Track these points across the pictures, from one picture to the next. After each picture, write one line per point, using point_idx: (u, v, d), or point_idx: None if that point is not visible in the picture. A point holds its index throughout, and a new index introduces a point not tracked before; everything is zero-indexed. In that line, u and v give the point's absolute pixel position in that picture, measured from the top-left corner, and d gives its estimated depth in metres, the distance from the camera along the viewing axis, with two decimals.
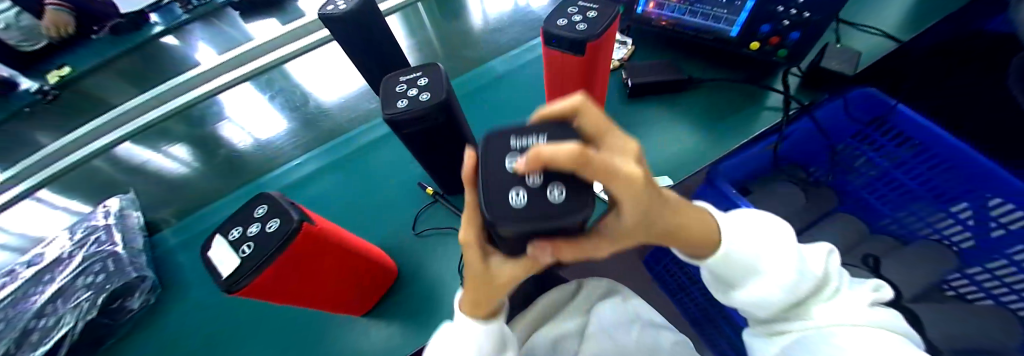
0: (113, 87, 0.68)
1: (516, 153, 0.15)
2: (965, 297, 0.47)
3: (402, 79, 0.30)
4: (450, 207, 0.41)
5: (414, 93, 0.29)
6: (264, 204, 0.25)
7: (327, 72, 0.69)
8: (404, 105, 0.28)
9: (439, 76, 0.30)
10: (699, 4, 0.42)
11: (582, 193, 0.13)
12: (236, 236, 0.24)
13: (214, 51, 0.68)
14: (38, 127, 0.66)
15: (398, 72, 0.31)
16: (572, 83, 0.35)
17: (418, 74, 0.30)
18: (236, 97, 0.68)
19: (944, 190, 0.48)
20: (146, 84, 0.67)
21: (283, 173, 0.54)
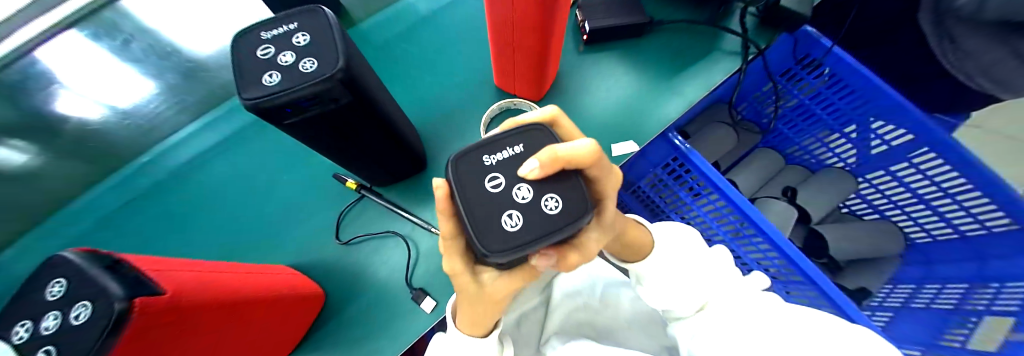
0: None
1: (495, 174, 0.15)
2: (855, 212, 0.58)
3: (263, 36, 0.19)
4: (382, 203, 0.33)
5: (288, 59, 0.18)
6: (62, 276, 0.15)
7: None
8: (275, 83, 0.17)
9: (327, 28, 0.19)
10: None
11: (572, 198, 0.15)
12: (22, 338, 0.14)
13: None
14: None
15: (256, 26, 0.19)
16: (522, 31, 0.27)
17: (288, 25, 0.19)
18: None
19: (842, 115, 0.52)
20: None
21: (130, 176, 0.38)
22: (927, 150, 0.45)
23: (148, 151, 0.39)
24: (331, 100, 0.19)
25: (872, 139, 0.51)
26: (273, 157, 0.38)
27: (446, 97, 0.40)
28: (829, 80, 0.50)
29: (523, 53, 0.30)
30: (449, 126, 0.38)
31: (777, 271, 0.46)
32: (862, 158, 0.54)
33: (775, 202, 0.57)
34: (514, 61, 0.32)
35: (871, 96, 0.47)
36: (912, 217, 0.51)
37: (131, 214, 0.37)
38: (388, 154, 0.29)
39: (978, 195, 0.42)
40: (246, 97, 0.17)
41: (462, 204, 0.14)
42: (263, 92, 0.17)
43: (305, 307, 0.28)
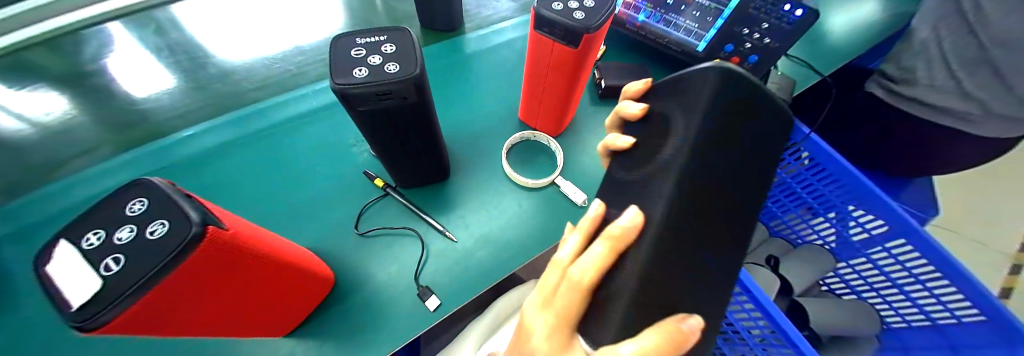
0: None
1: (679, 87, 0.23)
2: (834, 291, 0.61)
3: (359, 40, 0.23)
4: (405, 202, 0.36)
5: (375, 61, 0.22)
6: (144, 197, 0.17)
7: (227, 17, 0.53)
8: (363, 75, 0.21)
9: (409, 44, 0.24)
10: (673, 15, 0.43)
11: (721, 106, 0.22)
12: (93, 245, 0.16)
13: None
14: None
15: (352, 32, 0.24)
16: (557, 75, 0.33)
17: (380, 36, 0.24)
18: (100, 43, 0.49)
19: (823, 197, 0.56)
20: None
21: (168, 146, 0.40)
22: (902, 241, 0.47)
23: (192, 127, 0.42)
24: (402, 98, 0.23)
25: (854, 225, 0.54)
26: (304, 147, 0.41)
27: (475, 120, 0.44)
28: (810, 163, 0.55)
29: (554, 95, 0.36)
30: (473, 146, 0.42)
31: (767, 341, 0.43)
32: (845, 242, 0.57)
33: (760, 269, 0.59)
34: (542, 98, 0.38)
35: (844, 182, 0.51)
36: (881, 294, 0.53)
37: None
38: (422, 158, 0.32)
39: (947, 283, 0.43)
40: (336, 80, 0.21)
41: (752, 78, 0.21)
42: (349, 81, 0.21)
43: (313, 288, 0.28)
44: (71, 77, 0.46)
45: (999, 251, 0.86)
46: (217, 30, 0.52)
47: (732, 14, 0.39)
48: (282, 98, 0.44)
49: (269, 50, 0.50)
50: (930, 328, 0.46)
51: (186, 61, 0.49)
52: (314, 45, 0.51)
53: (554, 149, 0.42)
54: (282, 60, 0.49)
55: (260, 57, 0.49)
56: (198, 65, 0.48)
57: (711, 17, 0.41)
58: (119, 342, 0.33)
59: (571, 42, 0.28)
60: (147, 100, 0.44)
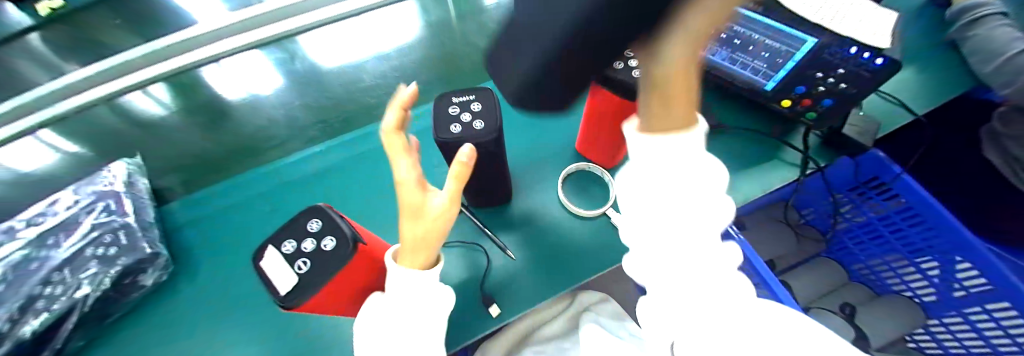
0: (109, 29, 0.60)
1: None
2: (923, 349, 0.53)
3: (455, 99, 0.30)
4: (473, 219, 0.42)
5: (467, 118, 0.28)
6: (317, 218, 0.26)
7: (335, 43, 0.63)
8: (458, 131, 0.27)
9: (493, 103, 0.29)
10: (741, 54, 0.43)
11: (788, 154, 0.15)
12: (290, 250, 0.24)
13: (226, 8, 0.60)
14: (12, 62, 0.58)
15: (450, 92, 0.30)
16: (615, 118, 0.36)
17: (471, 95, 0.30)
18: (241, 64, 0.62)
19: (911, 242, 0.50)
20: (76, 43, 0.60)
21: (298, 159, 0.51)
22: (1005, 304, 0.41)
23: (315, 144, 0.53)
24: (484, 149, 0.29)
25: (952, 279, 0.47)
26: (394, 166, 0.50)
27: (535, 147, 0.49)
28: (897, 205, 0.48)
29: (608, 133, 0.39)
30: (533, 173, 0.47)
31: None
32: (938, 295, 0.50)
33: (830, 315, 0.55)
34: (596, 135, 0.41)
35: (944, 232, 0.45)
36: (968, 349, 0.47)
37: (286, 189, 0.50)
38: (489, 188, 0.38)
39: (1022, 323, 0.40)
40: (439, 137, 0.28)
41: None
42: (450, 134, 0.27)
43: None
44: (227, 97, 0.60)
45: None
46: (323, 55, 0.62)
47: (802, 57, 0.40)
48: (380, 123, 0.53)
49: (365, 76, 0.59)
50: None
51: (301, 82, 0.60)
52: (402, 71, 0.59)
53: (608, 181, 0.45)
54: (375, 85, 0.58)
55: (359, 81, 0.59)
56: (312, 86, 0.59)
57: (780, 59, 0.41)
58: (246, 298, 0.43)
59: (629, 96, 0.31)
60: (277, 116, 0.56)
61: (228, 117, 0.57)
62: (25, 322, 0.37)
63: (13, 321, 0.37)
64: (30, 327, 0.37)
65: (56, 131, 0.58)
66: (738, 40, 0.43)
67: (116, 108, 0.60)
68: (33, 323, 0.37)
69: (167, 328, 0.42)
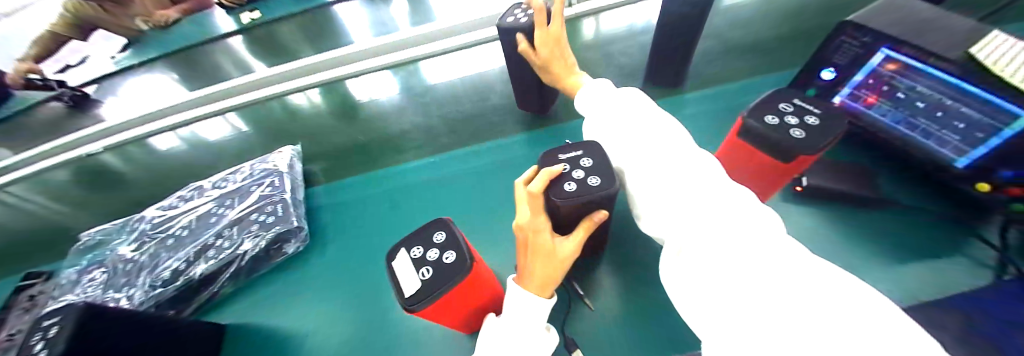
0: (291, 41, 0.77)
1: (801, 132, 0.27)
2: None
3: (562, 155, 0.30)
4: None
5: (579, 174, 0.29)
6: (441, 230, 0.28)
7: (454, 69, 0.74)
8: (573, 188, 0.28)
9: (601, 157, 0.30)
10: (924, 120, 0.37)
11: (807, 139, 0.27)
12: (418, 255, 0.27)
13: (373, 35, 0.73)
14: (223, 59, 0.77)
15: (555, 149, 0.31)
16: (755, 174, 0.33)
17: (579, 151, 0.31)
18: (379, 79, 0.75)
19: None
20: (266, 49, 0.77)
21: (419, 167, 0.61)
22: None
23: (431, 156, 0.62)
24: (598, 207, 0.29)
25: None
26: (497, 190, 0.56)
27: None
28: None
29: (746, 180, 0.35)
30: (628, 215, 0.47)
31: None
32: None
33: None
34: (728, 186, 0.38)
35: None
36: None
37: (400, 190, 0.59)
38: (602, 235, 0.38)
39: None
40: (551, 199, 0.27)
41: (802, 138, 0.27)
42: (559, 194, 0.27)
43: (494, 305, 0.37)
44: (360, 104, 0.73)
45: None
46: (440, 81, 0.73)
47: (1012, 134, 0.29)
48: (489, 145, 0.61)
49: (476, 101, 0.68)
50: None
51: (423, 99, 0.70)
52: (505, 101, 0.67)
53: None
54: (484, 110, 0.66)
55: (470, 104, 0.68)
56: (429, 105, 0.69)
57: (980, 133, 0.32)
58: (358, 287, 0.50)
59: (781, 158, 0.28)
60: (401, 124, 0.67)
61: (363, 120, 0.69)
62: (197, 264, 0.48)
63: (189, 262, 0.48)
64: (201, 269, 0.47)
65: (241, 116, 0.76)
66: (923, 102, 0.36)
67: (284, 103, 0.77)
68: (203, 267, 0.48)
69: (292, 294, 0.50)
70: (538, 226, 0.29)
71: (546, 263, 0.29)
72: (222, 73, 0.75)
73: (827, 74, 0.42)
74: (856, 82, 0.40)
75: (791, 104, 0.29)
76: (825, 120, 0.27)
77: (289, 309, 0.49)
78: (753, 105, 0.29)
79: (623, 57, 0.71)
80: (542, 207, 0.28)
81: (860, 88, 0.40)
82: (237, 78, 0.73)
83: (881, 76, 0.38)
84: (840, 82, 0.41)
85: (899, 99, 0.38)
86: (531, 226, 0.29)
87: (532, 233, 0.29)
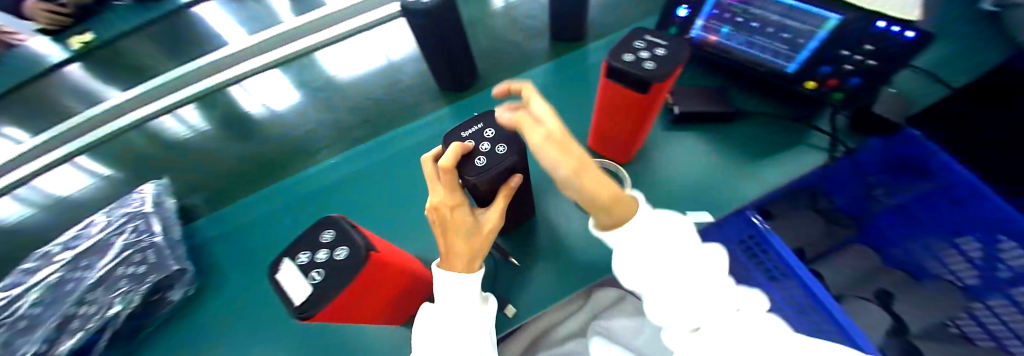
0: (144, 54, 0.63)
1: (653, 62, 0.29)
2: (968, 337, 0.46)
3: (465, 130, 0.26)
4: None
5: (485, 146, 0.25)
6: (330, 228, 0.25)
7: (353, 57, 0.67)
8: (483, 164, 0.24)
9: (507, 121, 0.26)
10: (759, 37, 0.42)
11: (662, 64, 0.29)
12: (304, 261, 0.24)
13: (247, 31, 0.62)
14: (55, 94, 0.61)
15: (455, 128, 0.26)
16: (625, 113, 0.36)
17: (482, 123, 0.26)
18: (267, 83, 0.65)
19: (942, 219, 0.47)
20: (111, 70, 0.62)
21: (319, 170, 0.53)
22: None
23: (332, 157, 0.55)
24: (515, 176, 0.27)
25: (997, 266, 0.43)
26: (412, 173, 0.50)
27: None
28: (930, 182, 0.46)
29: (623, 121, 0.37)
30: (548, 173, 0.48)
31: None
32: (982, 280, 0.45)
33: (865, 303, 0.52)
34: (611, 129, 0.40)
35: (976, 209, 0.43)
36: None
37: (305, 200, 0.51)
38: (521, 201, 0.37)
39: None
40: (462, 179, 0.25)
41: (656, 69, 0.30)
42: (470, 172, 0.24)
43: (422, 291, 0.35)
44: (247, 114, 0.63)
45: None
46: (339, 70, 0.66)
47: (828, 35, 0.37)
48: (398, 131, 0.56)
49: (382, 87, 0.63)
50: None
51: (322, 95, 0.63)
52: (417, 81, 0.62)
53: (622, 174, 0.41)
54: (392, 95, 0.61)
55: (377, 92, 0.62)
56: (334, 100, 0.62)
57: (801, 39, 0.39)
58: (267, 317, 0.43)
59: (640, 89, 0.30)
60: (301, 127, 0.59)
61: (255, 132, 0.60)
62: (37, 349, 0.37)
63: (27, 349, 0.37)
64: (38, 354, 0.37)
65: (94, 157, 0.61)
66: (757, 22, 0.41)
67: (151, 132, 0.63)
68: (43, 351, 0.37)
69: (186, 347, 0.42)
70: (454, 202, 0.26)
71: (466, 238, 0.27)
72: (56, 110, 0.59)
73: (682, 10, 0.45)
74: (704, 15, 0.44)
75: (644, 40, 0.31)
76: (670, 50, 0.30)
77: None
78: (613, 47, 0.31)
79: (530, 17, 0.70)
80: (452, 184, 0.25)
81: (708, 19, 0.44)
82: (80, 112, 0.58)
83: (722, 6, 0.42)
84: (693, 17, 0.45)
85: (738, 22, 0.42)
86: (445, 202, 0.26)
87: (447, 211, 0.26)
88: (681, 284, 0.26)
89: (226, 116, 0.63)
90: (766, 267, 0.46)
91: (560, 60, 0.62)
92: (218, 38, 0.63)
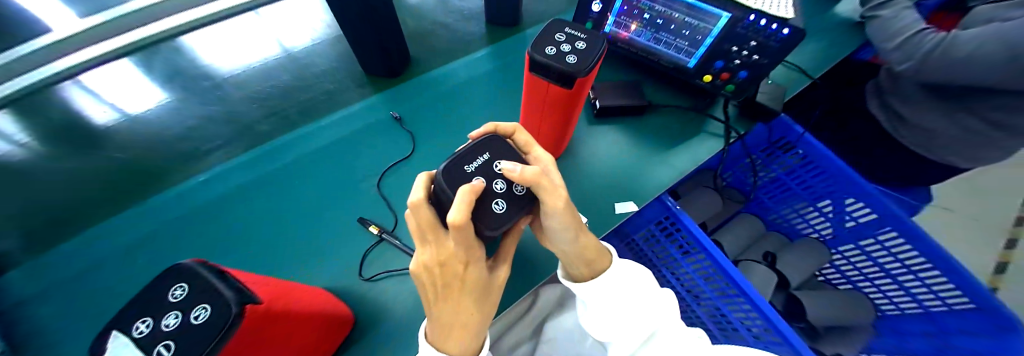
0: None
1: (572, 56, 0.28)
2: (830, 282, 0.62)
3: (469, 167, 0.25)
4: (398, 245, 0.38)
5: (500, 187, 0.25)
6: (183, 282, 0.20)
7: (239, 48, 0.56)
8: (504, 209, 0.25)
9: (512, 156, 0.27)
10: (665, 33, 0.44)
11: (584, 57, 0.28)
12: (144, 333, 0.18)
13: (75, 14, 0.47)
14: None
15: (456, 159, 0.25)
16: (550, 111, 0.35)
17: (483, 160, 0.26)
18: (117, 81, 0.51)
19: (817, 188, 0.55)
20: None
21: (195, 188, 0.43)
22: (890, 230, 0.49)
23: (207, 172, 0.44)
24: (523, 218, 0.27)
25: (846, 218, 0.55)
26: (323, 184, 0.43)
27: None
28: (797, 156, 0.54)
29: (550, 119, 0.37)
30: None
31: (759, 332, 0.44)
32: (835, 233, 0.58)
33: (757, 265, 0.59)
34: (539, 127, 0.39)
35: (838, 177, 0.51)
36: (881, 289, 0.54)
37: (176, 229, 0.40)
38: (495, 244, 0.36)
39: (959, 293, 0.43)
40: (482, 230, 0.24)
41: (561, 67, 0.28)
42: (494, 219, 0.24)
43: (335, 329, 0.30)
44: (83, 122, 0.47)
45: (995, 227, 0.86)
46: (221, 63, 0.54)
47: (720, 32, 0.40)
48: (295, 134, 0.46)
49: (279, 82, 0.53)
50: (902, 311, 0.51)
51: (199, 94, 0.51)
52: (324, 73, 0.54)
53: None
54: (291, 90, 0.52)
55: (272, 87, 0.52)
56: (216, 100, 0.50)
57: (700, 36, 0.41)
58: None
59: (563, 84, 0.30)
60: (169, 136, 0.47)
61: (99, 146, 0.46)
62: None
63: None
64: None
65: None
66: (661, 19, 0.42)
67: None
68: None
69: None
70: (467, 257, 0.25)
71: (476, 298, 0.26)
72: None
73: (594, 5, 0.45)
74: (613, 13, 0.45)
75: (565, 33, 0.30)
76: (589, 42, 0.29)
77: None
78: (535, 41, 0.30)
79: (455, 3, 0.65)
80: (472, 238, 0.23)
81: (619, 15, 0.44)
82: None
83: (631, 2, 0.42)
84: (605, 12, 0.45)
85: (646, 20, 0.43)
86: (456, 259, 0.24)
87: (461, 265, 0.25)
88: (625, 298, 0.31)
89: (47, 128, 0.47)
90: (680, 243, 0.51)
91: (486, 48, 0.59)
92: (37, 24, 0.48)
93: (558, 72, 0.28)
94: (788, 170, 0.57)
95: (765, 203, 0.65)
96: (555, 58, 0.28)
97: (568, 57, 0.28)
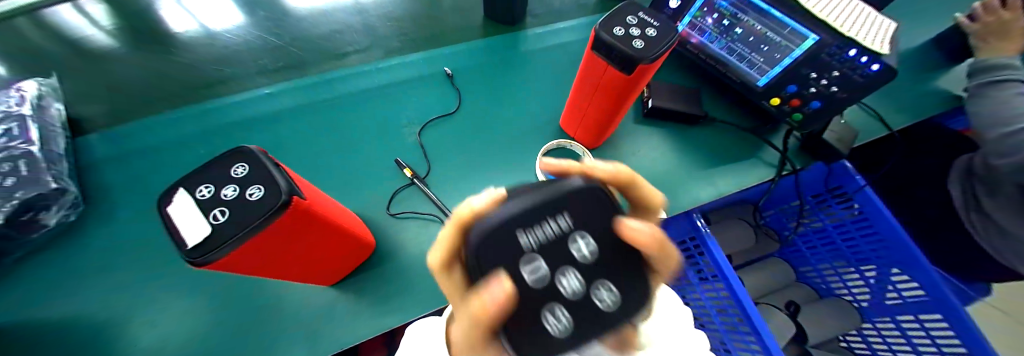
0: None
1: (638, 41, 0.27)
2: (852, 349, 0.58)
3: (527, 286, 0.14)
4: (427, 192, 0.39)
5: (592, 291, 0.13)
6: (244, 163, 0.21)
7: None
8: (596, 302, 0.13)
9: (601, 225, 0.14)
10: (741, 44, 0.42)
11: (655, 45, 0.27)
12: (206, 196, 0.20)
13: None
14: None
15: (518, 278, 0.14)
16: (603, 96, 0.34)
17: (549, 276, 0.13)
18: None
19: (866, 251, 0.51)
20: None
21: (252, 98, 0.45)
22: (938, 315, 0.44)
23: (269, 86, 0.46)
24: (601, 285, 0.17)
25: (889, 289, 0.50)
26: (366, 121, 0.45)
27: (516, 118, 0.47)
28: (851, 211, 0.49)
29: (602, 108, 0.36)
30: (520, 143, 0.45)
31: None
32: (873, 301, 0.53)
33: (775, 311, 0.58)
34: (586, 111, 0.39)
35: (893, 246, 0.46)
36: None
37: (233, 131, 0.44)
38: None
39: None
40: (567, 229, 0.14)
41: (622, 48, 0.27)
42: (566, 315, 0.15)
43: (356, 250, 0.32)
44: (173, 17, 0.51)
45: None
46: None
47: (801, 54, 0.37)
48: (353, 69, 0.47)
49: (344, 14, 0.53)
50: None
51: (271, 12, 0.53)
52: (387, 13, 0.54)
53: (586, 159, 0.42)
54: (354, 24, 0.52)
55: (336, 19, 0.53)
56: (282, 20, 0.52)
57: (778, 55, 0.39)
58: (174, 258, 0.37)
59: (625, 69, 0.29)
60: (244, 41, 0.50)
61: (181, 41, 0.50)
62: None
63: None
64: None
65: None
66: (740, 28, 0.40)
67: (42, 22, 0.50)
68: None
69: (62, 279, 0.36)
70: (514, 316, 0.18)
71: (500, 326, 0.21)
72: None
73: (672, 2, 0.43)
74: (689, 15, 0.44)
75: (637, 17, 0.29)
76: (661, 31, 0.28)
77: (64, 298, 0.35)
78: (605, 18, 0.29)
79: None
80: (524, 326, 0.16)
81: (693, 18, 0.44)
82: None
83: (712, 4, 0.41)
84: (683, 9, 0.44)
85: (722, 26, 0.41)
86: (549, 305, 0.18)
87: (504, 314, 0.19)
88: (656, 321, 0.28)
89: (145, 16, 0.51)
90: (699, 267, 0.49)
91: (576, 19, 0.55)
92: None
93: (619, 55, 0.27)
94: (838, 225, 0.52)
95: (801, 249, 0.61)
96: (622, 39, 0.27)
97: (636, 41, 0.27)
